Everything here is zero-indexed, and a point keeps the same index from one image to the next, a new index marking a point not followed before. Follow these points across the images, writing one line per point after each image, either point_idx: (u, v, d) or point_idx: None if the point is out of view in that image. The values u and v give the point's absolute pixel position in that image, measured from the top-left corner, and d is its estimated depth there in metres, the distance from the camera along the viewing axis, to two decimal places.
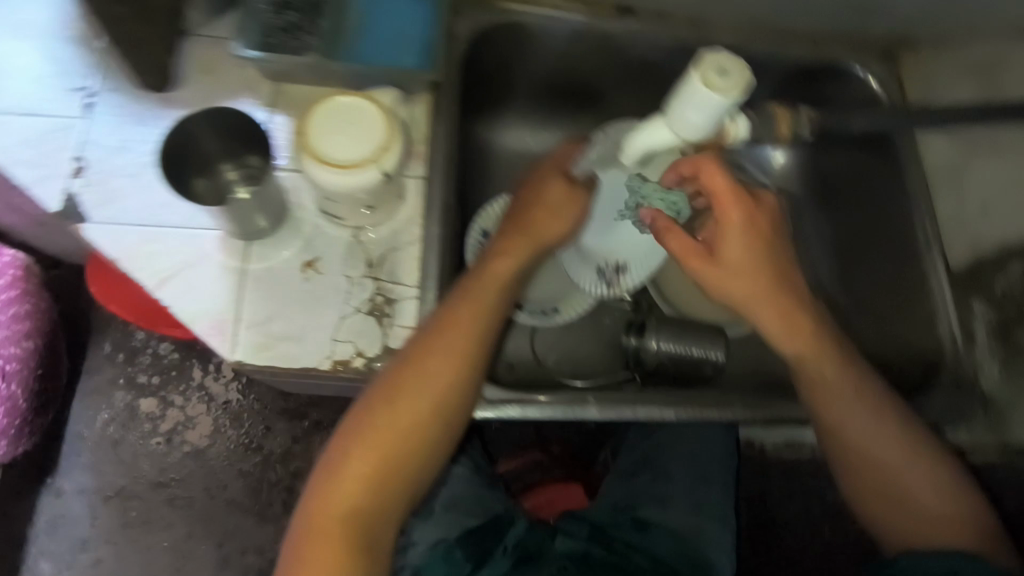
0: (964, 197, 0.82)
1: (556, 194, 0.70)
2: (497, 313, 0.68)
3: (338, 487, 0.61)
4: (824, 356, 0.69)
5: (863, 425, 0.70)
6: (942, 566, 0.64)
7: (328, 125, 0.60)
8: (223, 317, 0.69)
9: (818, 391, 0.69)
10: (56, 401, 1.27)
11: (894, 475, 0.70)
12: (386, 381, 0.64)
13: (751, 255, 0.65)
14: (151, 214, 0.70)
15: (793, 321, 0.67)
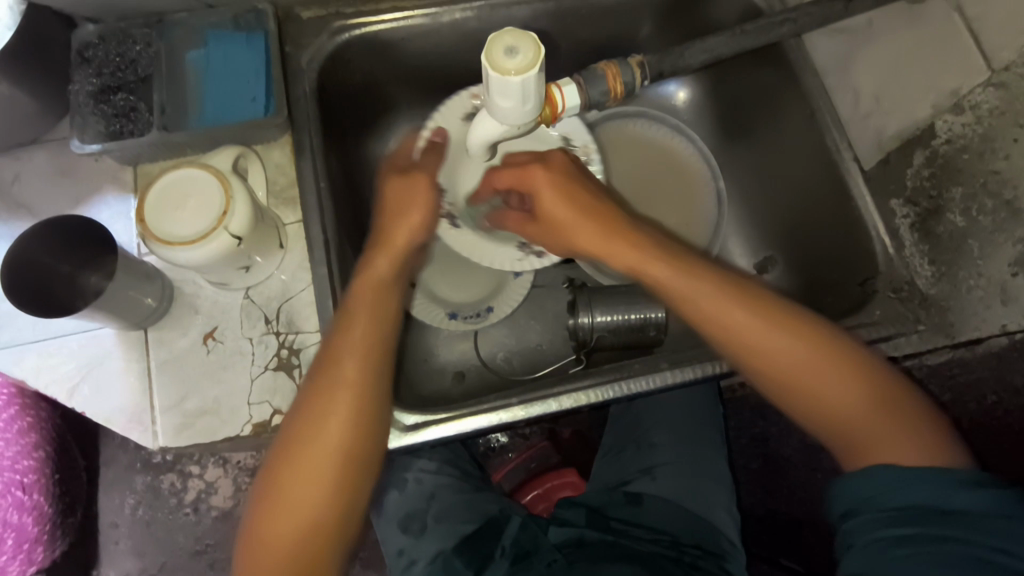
0: (862, 92, 0.77)
1: (403, 191, 0.70)
2: (382, 336, 0.66)
3: (274, 549, 0.61)
4: (767, 336, 0.63)
5: (816, 385, 0.62)
6: (880, 485, 0.56)
7: (165, 206, 0.61)
8: (140, 408, 0.69)
9: (754, 333, 0.63)
10: (82, 498, 1.29)
11: (855, 422, 0.61)
12: (292, 433, 0.63)
13: (570, 200, 0.67)
14: (44, 327, 0.71)
15: (725, 302, 0.63)
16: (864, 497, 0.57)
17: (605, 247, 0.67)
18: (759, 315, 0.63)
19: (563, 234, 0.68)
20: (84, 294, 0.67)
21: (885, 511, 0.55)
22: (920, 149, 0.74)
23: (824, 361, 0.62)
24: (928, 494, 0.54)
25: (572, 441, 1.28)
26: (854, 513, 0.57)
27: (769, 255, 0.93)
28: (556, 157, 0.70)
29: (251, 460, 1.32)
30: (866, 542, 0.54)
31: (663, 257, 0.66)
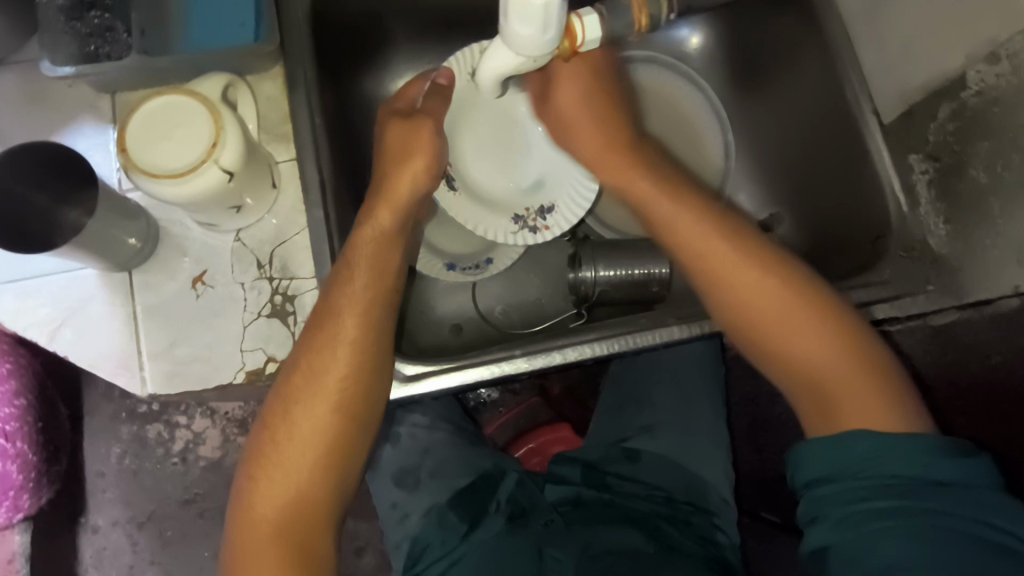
0: (886, 41, 0.74)
1: (404, 139, 0.66)
2: (391, 299, 0.64)
3: (265, 496, 0.59)
4: (759, 293, 0.62)
5: (798, 344, 0.61)
6: (864, 455, 0.54)
7: (150, 134, 0.56)
8: (127, 353, 0.66)
9: (751, 289, 0.63)
10: (66, 447, 1.26)
11: (824, 375, 0.60)
12: (295, 375, 0.61)
13: (588, 101, 0.70)
14: (21, 266, 0.67)
15: (712, 243, 0.64)
16: (830, 467, 0.56)
17: (607, 166, 0.70)
18: (760, 273, 0.63)
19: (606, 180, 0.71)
20: (59, 229, 0.62)
21: (855, 481, 0.54)
22: (948, 100, 0.70)
23: (811, 319, 0.61)
24: (906, 463, 0.53)
25: (562, 395, 1.27)
26: (818, 482, 0.56)
27: (777, 211, 0.90)
28: (598, 54, 0.70)
29: (240, 411, 1.31)
30: (839, 513, 0.53)
31: (658, 185, 0.68)
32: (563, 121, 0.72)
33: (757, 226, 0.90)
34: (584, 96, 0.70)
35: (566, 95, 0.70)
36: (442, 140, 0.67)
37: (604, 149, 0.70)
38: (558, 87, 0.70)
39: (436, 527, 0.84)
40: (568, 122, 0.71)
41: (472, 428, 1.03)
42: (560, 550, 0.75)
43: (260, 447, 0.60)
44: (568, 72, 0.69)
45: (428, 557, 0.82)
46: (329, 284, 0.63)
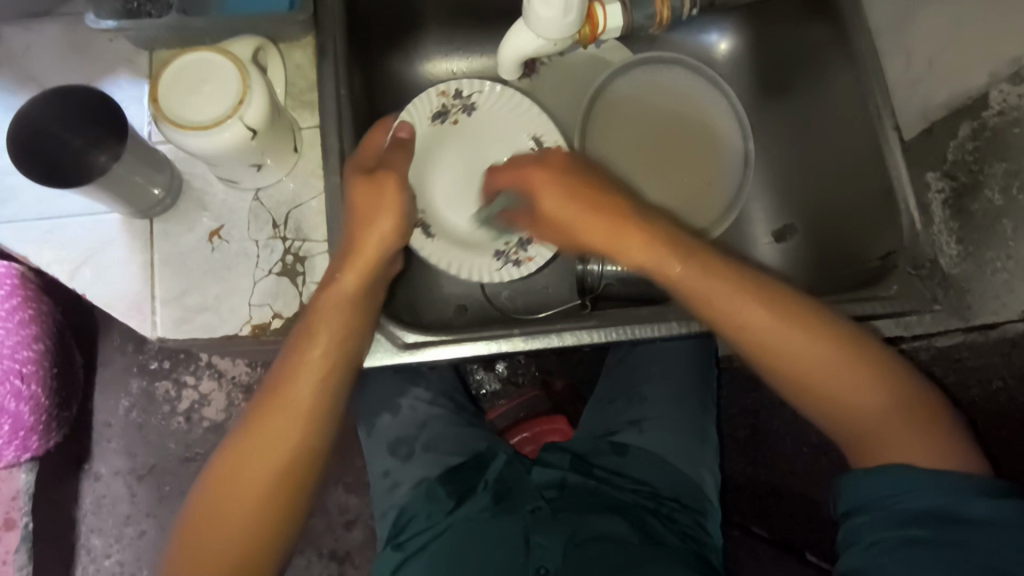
0: (914, 56, 0.74)
1: (370, 197, 0.67)
2: (348, 348, 0.66)
3: (225, 500, 0.60)
4: (803, 349, 0.61)
5: (840, 391, 0.61)
6: (899, 487, 0.56)
7: (180, 87, 0.59)
8: (140, 298, 0.69)
9: (780, 336, 0.61)
10: (77, 395, 1.30)
11: (866, 419, 0.60)
12: (274, 389, 0.63)
13: (574, 192, 0.68)
14: (48, 205, 0.70)
15: (752, 306, 0.62)
16: (868, 496, 0.58)
17: (616, 241, 0.66)
18: (785, 319, 0.62)
19: (565, 231, 0.69)
20: (86, 171, 0.63)
21: (889, 511, 0.56)
22: (968, 120, 0.71)
23: (854, 370, 0.61)
24: (943, 497, 0.54)
25: (564, 392, 1.28)
26: (855, 510, 0.58)
27: (791, 222, 0.90)
28: (556, 156, 0.71)
29: (246, 376, 1.34)
30: (870, 539, 0.55)
31: (684, 260, 0.64)
32: (569, 228, 0.68)
33: (770, 237, 0.91)
34: (567, 196, 0.68)
35: (552, 206, 0.68)
36: (406, 197, 0.69)
37: (585, 215, 0.67)
38: (536, 182, 0.69)
39: (424, 501, 0.86)
40: (572, 228, 0.68)
41: (470, 410, 1.05)
42: (546, 537, 0.75)
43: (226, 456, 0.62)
44: (540, 179, 0.69)
45: (413, 528, 0.85)
46: (297, 326, 0.65)
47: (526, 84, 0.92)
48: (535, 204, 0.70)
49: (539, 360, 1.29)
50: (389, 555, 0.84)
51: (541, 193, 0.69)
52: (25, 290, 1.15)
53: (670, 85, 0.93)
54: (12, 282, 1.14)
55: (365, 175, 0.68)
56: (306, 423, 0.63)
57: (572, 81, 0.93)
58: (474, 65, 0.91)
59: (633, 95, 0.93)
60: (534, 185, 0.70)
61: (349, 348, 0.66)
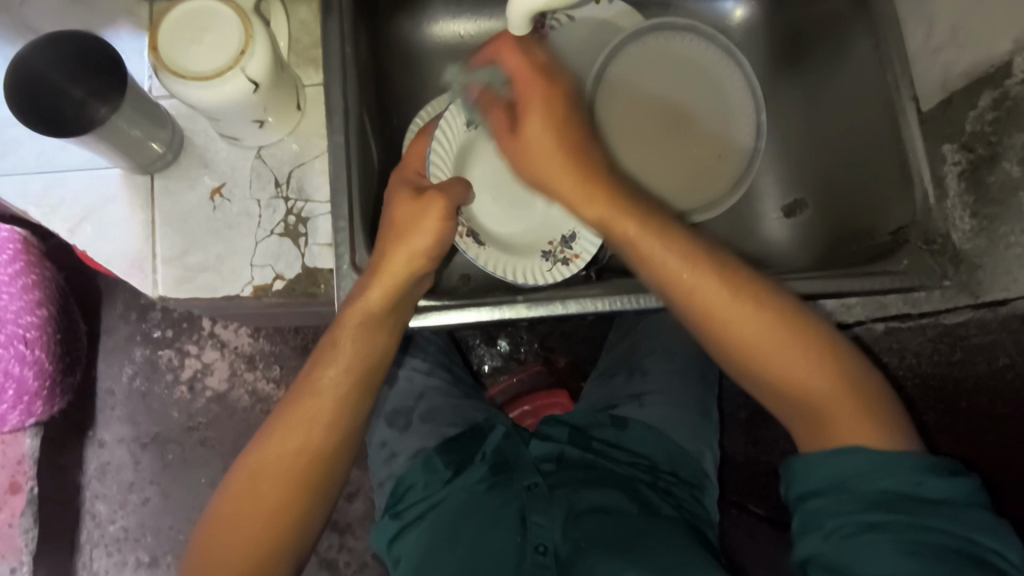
0: (936, 24, 0.72)
1: (412, 214, 0.66)
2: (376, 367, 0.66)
3: (241, 515, 0.60)
4: (756, 327, 0.59)
5: (785, 365, 0.59)
6: (854, 470, 0.55)
7: (181, 36, 0.57)
8: (141, 256, 0.68)
9: (730, 312, 0.60)
10: (81, 361, 1.30)
11: (813, 398, 0.59)
12: (296, 407, 0.63)
13: (557, 124, 0.65)
14: (50, 160, 0.69)
15: (704, 279, 0.60)
16: (825, 480, 0.56)
17: (587, 202, 0.64)
18: (733, 295, 0.60)
19: (532, 162, 0.65)
20: (88, 124, 0.63)
21: (848, 494, 0.55)
22: (990, 89, 0.68)
23: (803, 348, 0.59)
24: (895, 481, 0.54)
25: (567, 369, 1.28)
26: (811, 495, 0.57)
27: (801, 198, 0.89)
28: (566, 77, 0.67)
29: (249, 347, 1.33)
30: (831, 525, 0.54)
31: (638, 223, 0.63)
32: (545, 166, 0.64)
33: (780, 212, 0.90)
34: (550, 130, 0.64)
35: (539, 136, 0.64)
36: (449, 219, 0.66)
37: (558, 154, 0.64)
38: (523, 94, 0.65)
39: (421, 471, 0.86)
40: (546, 164, 0.64)
41: (470, 382, 1.05)
42: (543, 517, 0.74)
43: (244, 473, 0.61)
44: (531, 101, 0.65)
45: (411, 496, 0.85)
46: (326, 336, 0.65)
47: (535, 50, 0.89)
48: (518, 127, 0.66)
49: (541, 336, 1.29)
50: (385, 525, 0.84)
51: (533, 109, 0.65)
52: (29, 256, 1.16)
53: (681, 50, 0.91)
54: (15, 248, 1.15)
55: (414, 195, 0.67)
56: (328, 442, 0.63)
57: (584, 49, 0.91)
58: (483, 27, 0.89)
59: (636, 71, 0.91)
60: (516, 76, 0.66)
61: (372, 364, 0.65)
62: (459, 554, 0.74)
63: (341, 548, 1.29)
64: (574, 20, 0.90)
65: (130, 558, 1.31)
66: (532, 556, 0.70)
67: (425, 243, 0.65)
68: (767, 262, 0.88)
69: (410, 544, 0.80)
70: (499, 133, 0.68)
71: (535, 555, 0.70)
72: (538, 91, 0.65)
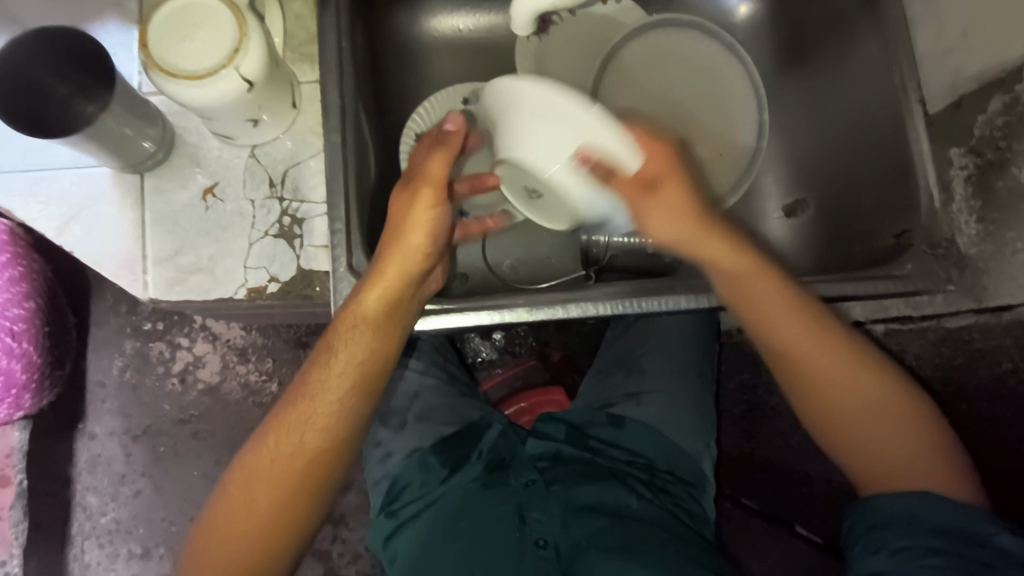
0: (946, 23, 0.71)
1: (405, 210, 0.65)
2: (376, 377, 0.64)
3: (239, 511, 0.60)
4: (857, 387, 0.63)
5: (859, 419, 0.63)
6: (917, 503, 0.58)
7: (171, 33, 0.55)
8: (130, 256, 0.66)
9: (828, 372, 0.63)
10: (70, 355, 1.28)
11: (890, 450, 0.62)
12: (287, 414, 0.62)
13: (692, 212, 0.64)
14: (33, 153, 0.67)
15: (809, 338, 0.63)
16: (899, 515, 0.58)
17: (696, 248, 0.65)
18: (819, 338, 0.63)
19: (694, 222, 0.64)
20: (75, 122, 0.60)
21: (917, 527, 0.57)
22: (1001, 93, 0.66)
23: (890, 406, 0.63)
24: (958, 520, 0.56)
25: (562, 363, 1.27)
26: (882, 527, 0.59)
27: (803, 196, 0.88)
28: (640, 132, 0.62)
29: (241, 339, 1.32)
30: (899, 550, 0.56)
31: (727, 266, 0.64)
32: (688, 237, 0.64)
33: (779, 212, 0.89)
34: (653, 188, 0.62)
35: (664, 213, 0.63)
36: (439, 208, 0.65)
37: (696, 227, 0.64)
38: (659, 163, 0.62)
39: (417, 471, 0.85)
40: (695, 239, 0.64)
41: (467, 379, 1.04)
42: (541, 513, 0.74)
43: (237, 472, 0.61)
44: (654, 164, 0.62)
45: (408, 495, 0.84)
46: (319, 345, 0.64)
47: (535, 44, 0.87)
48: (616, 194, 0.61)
49: (536, 330, 1.27)
50: (383, 524, 0.84)
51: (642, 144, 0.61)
52: (16, 247, 1.13)
53: (687, 43, 0.89)
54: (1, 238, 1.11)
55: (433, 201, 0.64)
56: (319, 449, 0.61)
57: (585, 46, 0.89)
58: (480, 21, 0.87)
59: (639, 68, 0.89)
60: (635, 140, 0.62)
61: (377, 373, 0.64)
62: (461, 550, 0.73)
63: (335, 540, 1.28)
64: (575, 14, 0.88)
65: (123, 550, 1.31)
66: (533, 550, 0.71)
67: (422, 242, 0.64)
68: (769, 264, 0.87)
69: (407, 543, 0.80)
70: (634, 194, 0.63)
71: (535, 548, 0.71)
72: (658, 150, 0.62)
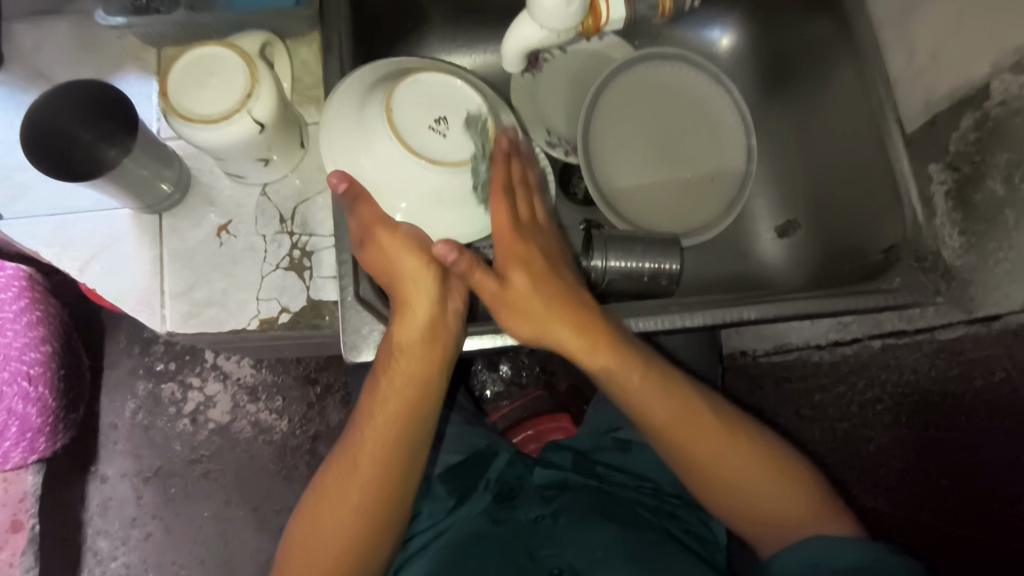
0: (915, 49, 0.75)
1: (388, 244, 0.64)
2: (427, 396, 0.66)
3: (314, 544, 0.62)
4: (699, 425, 0.67)
5: (735, 477, 0.66)
6: (815, 554, 0.59)
7: (189, 81, 0.59)
8: (149, 292, 0.70)
9: (685, 425, 0.66)
10: (84, 397, 1.30)
11: (751, 489, 0.65)
12: (348, 450, 0.65)
13: (538, 284, 0.67)
14: (59, 200, 0.71)
15: (650, 386, 0.67)
16: (802, 564, 0.59)
17: (591, 350, 0.66)
18: (673, 395, 0.67)
19: (528, 330, 0.67)
20: (98, 167, 0.66)
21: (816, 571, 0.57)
22: (971, 110, 0.70)
23: (735, 447, 0.66)
24: (855, 558, 0.57)
25: (568, 393, 1.28)
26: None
27: (793, 218, 0.91)
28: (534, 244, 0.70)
29: (251, 378, 1.34)
30: None
31: (611, 350, 0.66)
32: (532, 318, 0.66)
33: (773, 233, 0.92)
34: (540, 293, 0.67)
35: (518, 317, 0.66)
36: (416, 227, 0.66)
37: (557, 310, 0.67)
38: (502, 248, 0.68)
39: (425, 500, 0.85)
40: (540, 320, 0.66)
41: (472, 408, 1.05)
42: (554, 547, 0.74)
43: (309, 503, 0.64)
44: (513, 255, 0.68)
45: (415, 526, 0.83)
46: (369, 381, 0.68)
47: (530, 80, 0.92)
48: (502, 296, 0.66)
49: (542, 359, 1.29)
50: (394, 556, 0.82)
51: (513, 269, 0.67)
52: (34, 292, 1.17)
53: (674, 74, 0.94)
54: (21, 284, 1.16)
55: (391, 229, 0.64)
56: (382, 472, 0.63)
57: (577, 80, 0.94)
58: (477, 62, 0.93)
59: (632, 97, 0.93)
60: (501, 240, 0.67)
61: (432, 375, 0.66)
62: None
63: None
64: (565, 52, 0.93)
65: None
66: None
67: (416, 253, 0.64)
68: (763, 283, 0.90)
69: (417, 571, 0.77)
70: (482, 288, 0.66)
71: None
72: (522, 283, 0.67)
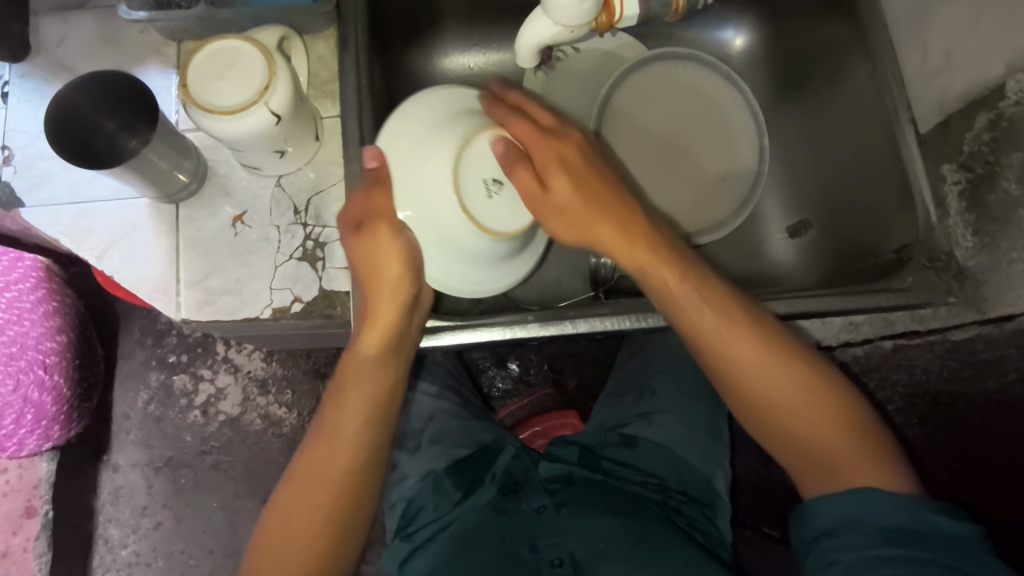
0: (930, 49, 0.75)
1: (367, 249, 0.65)
2: (391, 404, 0.68)
3: (282, 549, 0.63)
4: (770, 365, 0.62)
5: (799, 412, 0.62)
6: (854, 509, 0.58)
7: (208, 73, 0.60)
8: (164, 280, 0.71)
9: (759, 373, 0.62)
10: (99, 386, 1.32)
11: (817, 435, 0.62)
12: (309, 459, 0.65)
13: (581, 186, 0.64)
14: (79, 189, 0.73)
15: (733, 331, 0.62)
16: (838, 517, 0.59)
17: (626, 249, 0.64)
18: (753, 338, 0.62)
19: (584, 233, 0.65)
20: (120, 156, 0.67)
21: (856, 528, 0.57)
22: (985, 110, 0.70)
23: (810, 394, 0.62)
24: (904, 517, 0.56)
25: (576, 392, 1.28)
26: (828, 534, 0.59)
27: (805, 218, 0.91)
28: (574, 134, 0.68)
29: (262, 371, 1.35)
30: (847, 559, 0.55)
31: (675, 277, 0.63)
32: (576, 222, 0.65)
33: (783, 233, 0.92)
34: (584, 198, 0.64)
35: (563, 222, 0.65)
36: (405, 238, 0.66)
37: (615, 226, 0.64)
38: (535, 149, 0.65)
39: (429, 493, 0.86)
40: (583, 223, 0.64)
41: (480, 404, 1.06)
42: (553, 537, 0.74)
43: (274, 510, 0.64)
44: (551, 159, 0.65)
45: (422, 519, 0.85)
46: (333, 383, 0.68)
47: (542, 79, 0.93)
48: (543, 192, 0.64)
49: (551, 358, 1.29)
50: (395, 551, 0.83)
51: (551, 166, 0.64)
52: (51, 284, 1.20)
53: (688, 71, 0.94)
54: (38, 276, 1.19)
55: (395, 228, 0.66)
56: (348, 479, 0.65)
57: (591, 76, 0.95)
58: (490, 60, 0.93)
59: (645, 94, 0.93)
60: (541, 159, 0.65)
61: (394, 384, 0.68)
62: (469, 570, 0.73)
63: None
64: (579, 49, 0.94)
65: None
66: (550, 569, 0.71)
67: (398, 261, 0.65)
68: (773, 282, 0.90)
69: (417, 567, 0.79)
70: (528, 197, 0.65)
71: (553, 568, 0.71)
72: (566, 184, 0.64)
